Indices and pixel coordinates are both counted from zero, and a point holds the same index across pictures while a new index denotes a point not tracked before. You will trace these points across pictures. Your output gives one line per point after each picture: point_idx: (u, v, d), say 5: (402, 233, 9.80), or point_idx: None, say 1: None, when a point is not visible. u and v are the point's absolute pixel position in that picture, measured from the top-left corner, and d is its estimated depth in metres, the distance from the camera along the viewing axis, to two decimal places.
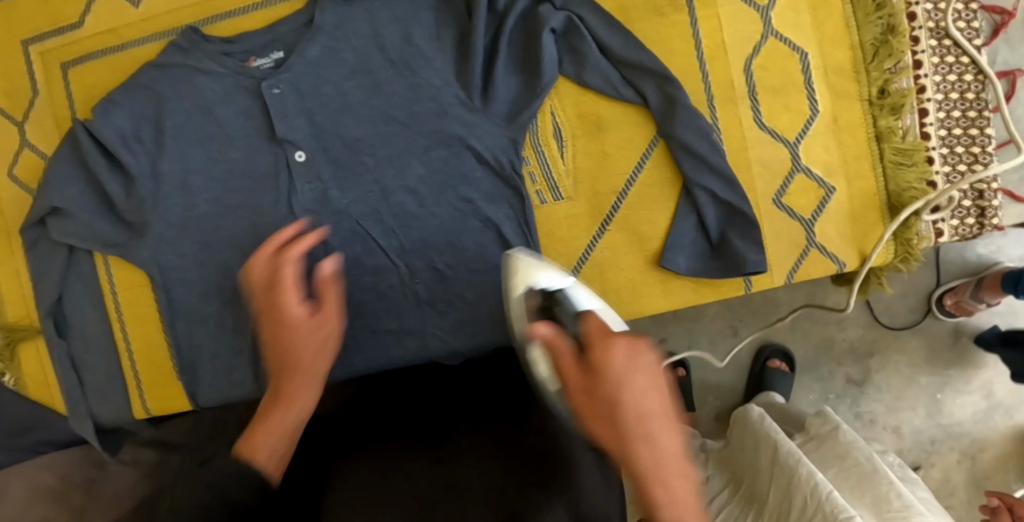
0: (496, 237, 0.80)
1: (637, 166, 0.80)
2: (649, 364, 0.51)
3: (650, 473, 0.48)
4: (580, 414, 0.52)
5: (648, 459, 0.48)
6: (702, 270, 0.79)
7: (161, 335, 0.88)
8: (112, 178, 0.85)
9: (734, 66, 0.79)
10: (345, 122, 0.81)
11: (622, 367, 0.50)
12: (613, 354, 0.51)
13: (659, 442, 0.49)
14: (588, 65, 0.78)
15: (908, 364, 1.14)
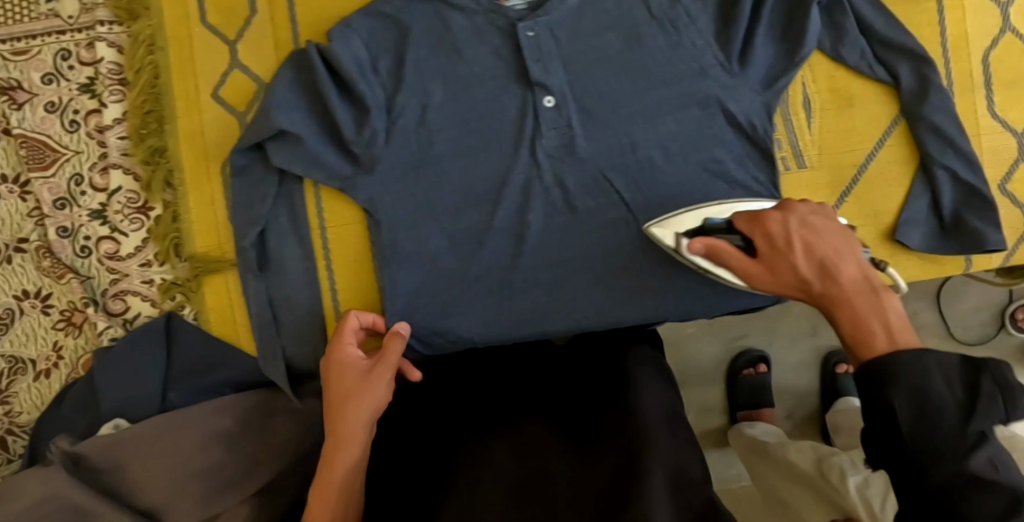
0: (742, 198, 0.82)
1: (879, 143, 0.82)
2: (824, 222, 0.62)
3: (850, 330, 0.56)
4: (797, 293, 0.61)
5: (858, 310, 0.56)
6: (934, 247, 0.82)
7: (375, 275, 0.84)
8: (343, 106, 0.81)
9: (973, 55, 0.83)
10: (599, 73, 0.81)
11: (806, 243, 0.61)
12: (819, 237, 0.61)
13: (853, 303, 0.57)
14: (846, 41, 0.81)
15: None
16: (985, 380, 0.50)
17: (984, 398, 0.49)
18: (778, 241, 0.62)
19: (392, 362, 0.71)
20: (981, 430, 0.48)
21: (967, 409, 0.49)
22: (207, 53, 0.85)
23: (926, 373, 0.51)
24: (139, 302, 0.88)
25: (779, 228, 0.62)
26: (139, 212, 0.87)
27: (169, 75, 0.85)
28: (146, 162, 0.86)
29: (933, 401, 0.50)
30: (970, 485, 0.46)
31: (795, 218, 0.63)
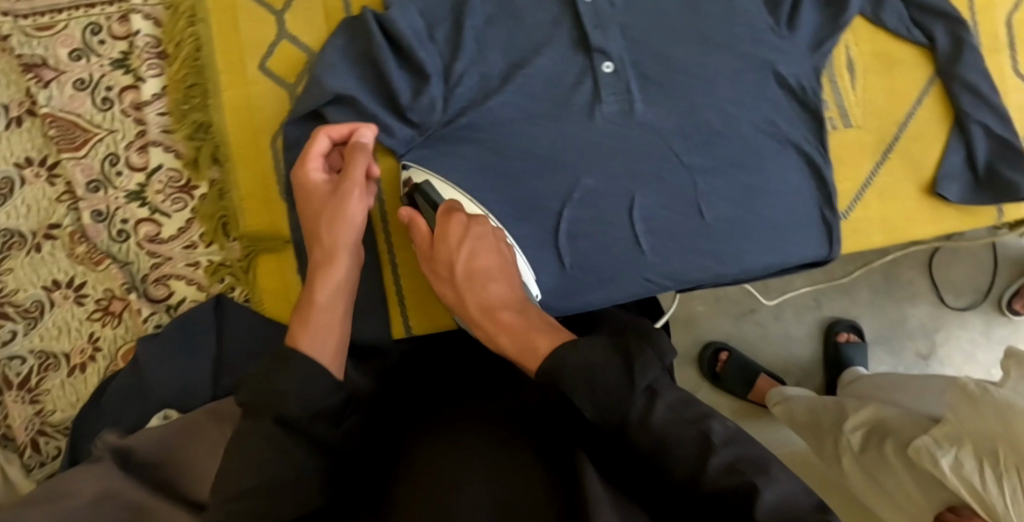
0: (795, 156, 0.84)
1: (916, 102, 0.86)
2: (490, 245, 0.72)
3: (512, 348, 0.65)
4: (455, 305, 0.71)
5: (514, 327, 0.66)
6: (971, 199, 0.87)
7: None
8: (400, 73, 0.79)
9: (999, 19, 0.88)
10: (656, 36, 0.82)
11: (465, 261, 0.70)
12: (479, 255, 0.71)
13: (501, 322, 0.67)
14: (885, 4, 0.84)
15: (969, 340, 1.37)
16: (634, 347, 0.58)
17: (636, 357, 0.58)
18: (449, 238, 0.71)
19: (358, 176, 0.71)
20: (644, 388, 0.57)
21: (632, 369, 0.57)
22: (253, 24, 0.82)
23: (590, 357, 0.58)
24: (184, 287, 0.84)
25: (449, 250, 0.70)
26: (182, 191, 0.84)
27: (212, 47, 0.82)
28: (190, 140, 0.83)
29: (601, 377, 0.57)
30: (660, 435, 0.54)
31: (471, 234, 0.71)
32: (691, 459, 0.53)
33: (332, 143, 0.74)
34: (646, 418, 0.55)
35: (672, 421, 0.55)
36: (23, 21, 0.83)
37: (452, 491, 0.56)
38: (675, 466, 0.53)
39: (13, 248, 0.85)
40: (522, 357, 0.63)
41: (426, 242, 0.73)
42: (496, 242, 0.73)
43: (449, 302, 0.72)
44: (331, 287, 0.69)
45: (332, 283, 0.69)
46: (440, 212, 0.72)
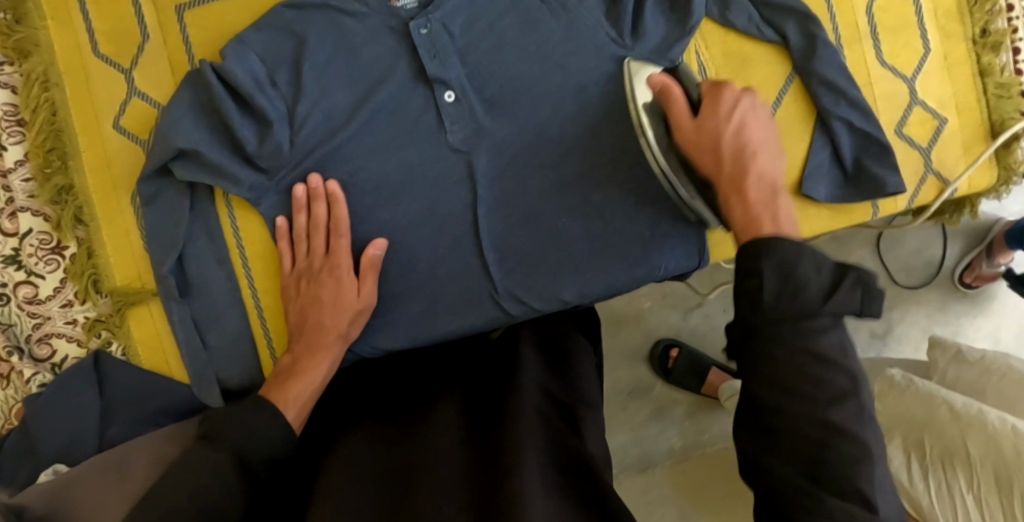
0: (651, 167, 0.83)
1: (776, 102, 0.84)
2: (762, 116, 0.67)
3: (739, 220, 0.63)
4: (712, 178, 0.67)
5: (721, 279, 0.59)
6: (839, 197, 0.85)
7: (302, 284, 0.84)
8: (244, 121, 0.80)
9: (859, 8, 0.85)
10: (498, 60, 0.82)
11: (732, 132, 0.65)
12: (750, 128, 0.65)
13: (744, 197, 0.63)
14: (732, 5, 0.82)
15: (926, 315, 1.35)
16: (851, 283, 0.55)
17: (845, 287, 0.55)
18: (719, 110, 0.66)
19: (301, 222, 0.81)
20: (831, 313, 0.55)
21: (833, 291, 0.55)
22: (103, 83, 0.84)
23: (795, 266, 0.56)
24: (66, 344, 0.86)
25: (718, 123, 0.66)
26: (54, 253, 0.85)
27: (67, 110, 0.84)
28: (54, 202, 0.85)
29: (798, 275, 0.55)
30: (819, 361, 0.53)
31: (743, 106, 0.66)
32: (836, 463, 0.50)
33: (303, 197, 0.80)
34: (810, 320, 0.55)
35: (824, 344, 0.54)
36: None
37: (332, 506, 0.58)
38: (825, 448, 0.51)
39: None
40: (743, 230, 0.62)
41: (343, 280, 0.79)
42: (769, 119, 0.67)
43: (693, 157, 0.68)
44: (293, 369, 0.77)
45: (308, 384, 0.75)
46: (707, 84, 0.67)
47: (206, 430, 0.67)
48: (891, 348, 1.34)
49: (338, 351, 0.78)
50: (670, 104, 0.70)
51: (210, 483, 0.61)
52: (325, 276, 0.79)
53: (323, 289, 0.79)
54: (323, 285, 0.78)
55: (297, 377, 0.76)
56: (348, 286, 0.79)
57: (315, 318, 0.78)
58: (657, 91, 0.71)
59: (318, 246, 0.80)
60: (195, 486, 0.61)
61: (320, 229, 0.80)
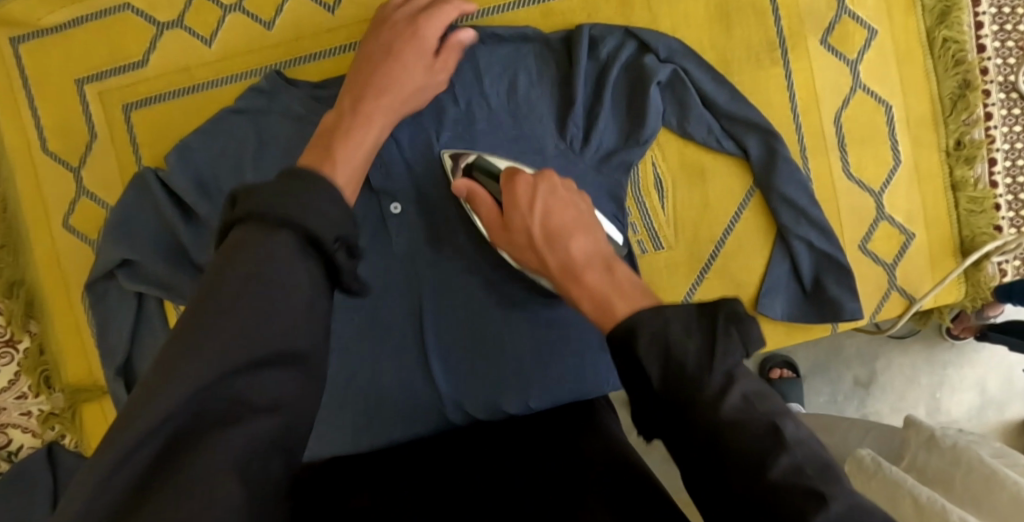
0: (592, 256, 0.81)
1: (735, 215, 0.82)
2: (568, 197, 0.63)
3: (594, 311, 0.52)
4: (537, 269, 0.62)
5: (596, 289, 0.53)
6: (796, 315, 0.83)
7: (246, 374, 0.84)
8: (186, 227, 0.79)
9: (826, 117, 0.82)
10: (443, 169, 0.80)
11: (539, 222, 0.61)
12: (556, 210, 0.62)
13: (586, 281, 0.55)
14: (692, 116, 0.79)
15: (910, 364, 1.13)
16: (721, 321, 0.43)
17: (721, 335, 0.43)
18: (518, 200, 0.63)
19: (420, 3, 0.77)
20: (724, 370, 0.42)
21: (714, 349, 0.42)
22: (52, 180, 0.84)
23: (665, 326, 0.44)
24: (20, 434, 0.87)
25: (523, 216, 0.63)
26: (6, 346, 0.86)
27: (19, 206, 0.84)
28: (6, 297, 0.85)
29: (676, 347, 0.43)
30: (727, 420, 0.40)
31: (538, 189, 0.63)
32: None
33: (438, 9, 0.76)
34: (715, 403, 0.41)
35: (743, 412, 0.41)
36: None
37: None
38: (728, 448, 0.40)
39: None
40: (599, 319, 0.51)
41: (423, 62, 0.74)
42: (569, 192, 0.64)
43: (519, 262, 0.65)
44: (343, 130, 0.65)
45: (365, 145, 0.66)
46: (502, 177, 0.65)
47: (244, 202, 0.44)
48: (876, 397, 1.13)
49: (386, 124, 0.70)
50: (477, 209, 0.68)
51: (336, 209, 0.45)
52: (411, 51, 0.74)
53: (388, 59, 0.73)
54: (388, 62, 0.73)
55: (338, 138, 0.63)
56: (436, 67, 0.75)
57: (400, 60, 0.73)
58: (462, 200, 0.69)
59: (381, 44, 0.74)
60: (325, 205, 0.45)
61: (431, 22, 0.75)
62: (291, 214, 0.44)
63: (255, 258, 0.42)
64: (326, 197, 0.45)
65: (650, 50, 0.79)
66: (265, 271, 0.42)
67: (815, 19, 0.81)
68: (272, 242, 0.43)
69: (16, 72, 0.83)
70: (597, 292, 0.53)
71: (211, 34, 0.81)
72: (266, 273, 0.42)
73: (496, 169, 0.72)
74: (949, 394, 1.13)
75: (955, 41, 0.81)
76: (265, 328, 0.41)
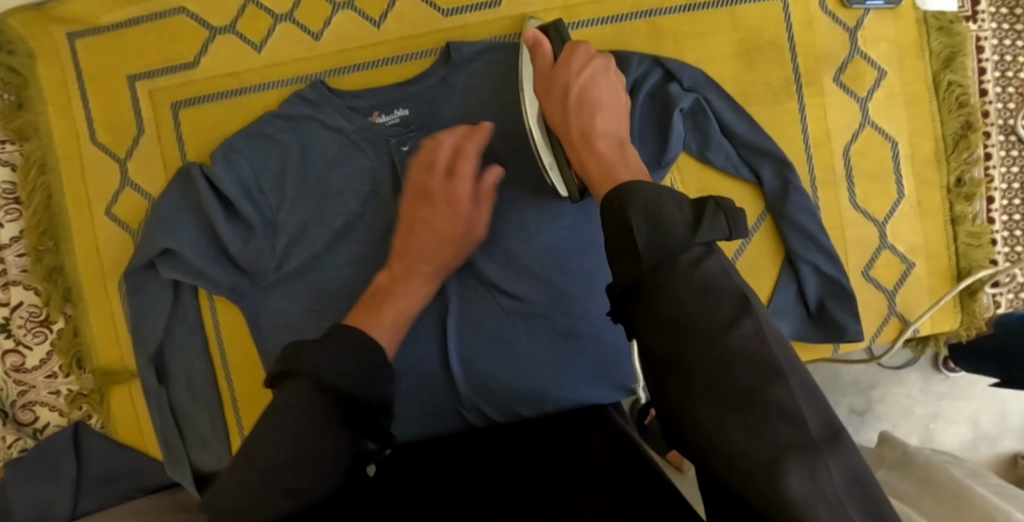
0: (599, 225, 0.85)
1: (746, 238, 0.87)
2: (610, 77, 0.77)
3: (600, 168, 0.67)
4: (558, 124, 0.74)
5: (607, 160, 0.67)
6: (801, 334, 0.87)
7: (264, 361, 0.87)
8: (224, 224, 0.83)
9: (836, 150, 0.87)
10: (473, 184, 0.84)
11: (582, 86, 0.74)
12: (598, 85, 0.75)
13: (600, 153, 0.68)
14: (712, 143, 0.84)
15: (905, 395, 1.10)
16: (712, 206, 0.50)
17: (709, 215, 0.50)
18: (569, 66, 0.75)
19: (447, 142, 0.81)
20: (705, 240, 0.49)
21: (698, 222, 0.49)
22: (98, 171, 0.88)
23: (658, 202, 0.51)
24: (48, 413, 0.91)
25: (569, 77, 0.75)
26: (42, 325, 0.90)
27: (64, 194, 0.88)
28: (43, 280, 0.89)
29: (662, 214, 0.50)
30: (693, 293, 0.47)
31: (594, 63, 0.76)
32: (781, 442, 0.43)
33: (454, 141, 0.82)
34: (726, 332, 0.46)
35: (805, 406, 0.45)
36: None
37: None
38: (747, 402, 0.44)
39: None
40: (602, 180, 0.65)
41: (442, 190, 0.81)
42: (615, 77, 0.78)
43: (551, 126, 0.75)
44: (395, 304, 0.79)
45: (398, 315, 0.78)
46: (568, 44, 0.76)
47: (283, 363, 0.56)
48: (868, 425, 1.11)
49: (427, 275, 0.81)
50: (534, 61, 0.77)
51: (359, 361, 0.58)
52: (435, 205, 0.81)
53: (422, 227, 0.81)
54: (418, 235, 0.81)
55: (372, 305, 0.77)
56: (469, 207, 0.82)
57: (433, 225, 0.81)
58: (529, 45, 0.77)
59: (418, 193, 0.82)
60: (343, 364, 0.57)
61: (454, 137, 0.81)
62: (336, 366, 0.56)
63: (284, 438, 0.52)
64: (358, 358, 0.58)
65: (675, 79, 0.84)
66: (301, 423, 0.53)
67: (829, 59, 0.87)
68: (304, 396, 0.54)
69: (71, 66, 0.87)
70: (602, 164, 0.67)
71: (262, 41, 0.86)
72: (291, 431, 0.52)
73: (566, 34, 0.80)
74: (943, 426, 1.10)
75: (959, 85, 0.87)
76: (280, 461, 0.51)
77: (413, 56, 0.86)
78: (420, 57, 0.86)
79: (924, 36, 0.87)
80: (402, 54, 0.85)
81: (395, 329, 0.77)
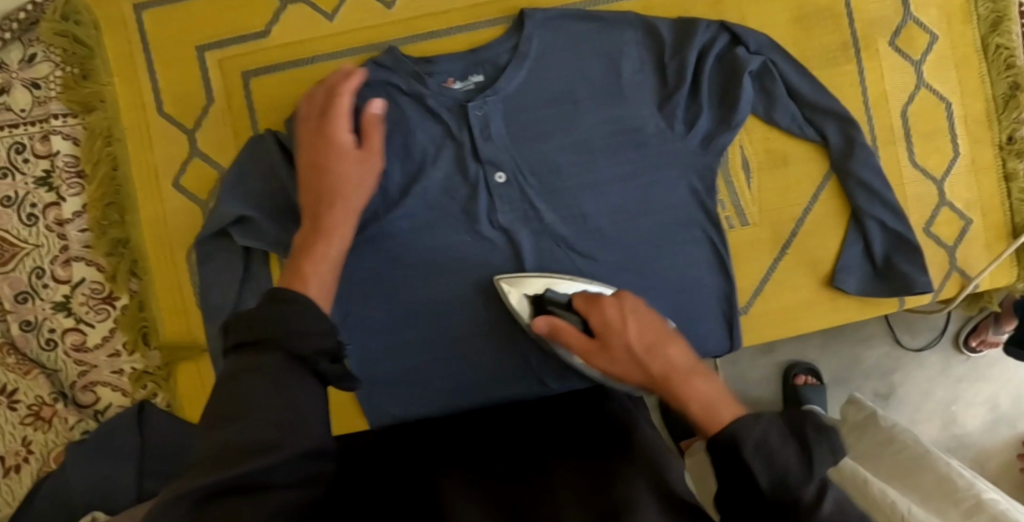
0: (676, 186, 0.86)
1: (813, 197, 0.88)
2: (648, 314, 0.63)
3: (697, 406, 0.55)
4: (643, 386, 0.60)
5: (704, 393, 0.56)
6: (870, 290, 0.89)
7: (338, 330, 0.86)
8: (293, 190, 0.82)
9: (894, 112, 0.90)
10: (549, 147, 0.85)
11: (642, 337, 0.60)
12: (643, 320, 0.62)
13: (699, 384, 0.56)
14: (778, 105, 0.86)
15: (926, 379, 1.16)
16: (815, 433, 0.49)
17: (814, 443, 0.49)
18: (613, 325, 0.62)
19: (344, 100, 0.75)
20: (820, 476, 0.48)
21: (809, 459, 0.48)
22: (165, 142, 0.87)
23: (768, 434, 0.50)
24: (110, 393, 0.89)
25: (620, 335, 0.61)
26: (104, 302, 0.88)
27: (129, 166, 0.86)
28: (106, 253, 0.87)
29: (779, 460, 0.48)
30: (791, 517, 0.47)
31: (623, 301, 0.64)
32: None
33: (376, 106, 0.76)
34: (813, 512, 0.46)
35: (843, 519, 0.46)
36: None
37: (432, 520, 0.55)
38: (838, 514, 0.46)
39: None
40: (701, 418, 0.54)
41: (344, 160, 0.73)
42: (654, 311, 0.63)
43: (614, 375, 0.62)
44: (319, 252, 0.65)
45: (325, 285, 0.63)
46: (590, 305, 0.65)
47: (237, 332, 0.52)
48: (894, 411, 1.16)
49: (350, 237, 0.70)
50: (563, 338, 0.65)
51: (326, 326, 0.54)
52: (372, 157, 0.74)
53: (339, 182, 0.72)
54: (322, 193, 0.71)
55: (310, 259, 0.65)
56: (360, 161, 0.74)
57: (544, 328, 0.66)
58: (552, 330, 0.66)
59: (351, 148, 0.73)
60: (321, 324, 0.53)
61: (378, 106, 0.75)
62: (298, 333, 0.52)
63: (263, 390, 0.50)
64: (317, 316, 0.54)
65: (741, 43, 0.86)
66: (269, 387, 0.50)
67: (883, 24, 0.90)
68: (276, 357, 0.51)
69: (136, 37, 0.86)
70: (691, 404, 0.55)
71: (334, 9, 0.85)
72: (275, 393, 0.50)
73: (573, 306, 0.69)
74: (964, 407, 1.16)
75: (1005, 47, 0.90)
76: (262, 437, 0.48)
77: (486, 23, 0.86)
78: (492, 24, 0.86)
79: (971, 2, 0.90)
80: (475, 22, 0.85)
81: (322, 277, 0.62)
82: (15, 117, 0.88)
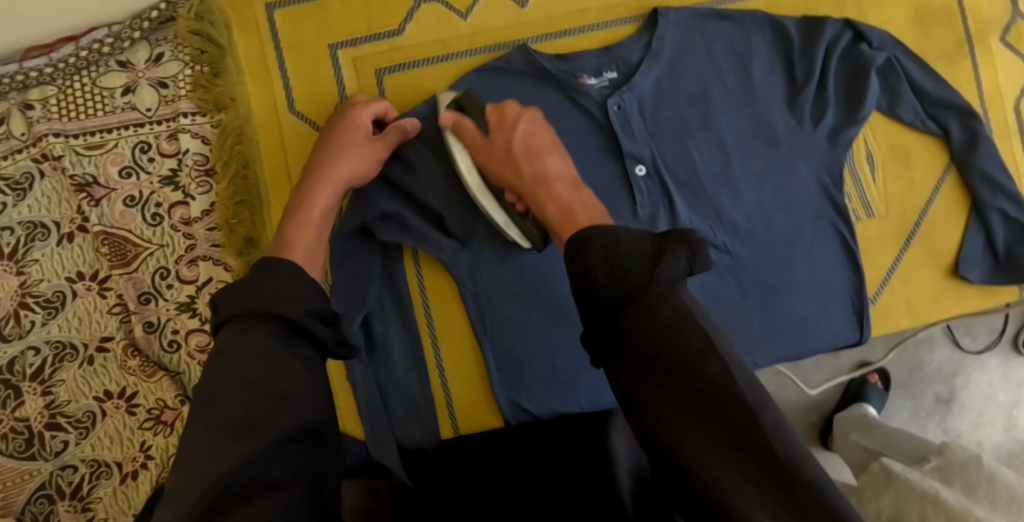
0: (806, 179, 0.87)
1: (935, 190, 0.90)
2: (546, 130, 0.77)
3: (560, 215, 0.67)
4: (513, 184, 0.75)
5: (564, 200, 0.69)
6: (992, 279, 0.90)
7: (472, 324, 0.86)
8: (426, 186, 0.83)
9: (1007, 106, 0.92)
10: (682, 144, 0.86)
11: (524, 139, 0.75)
12: (537, 135, 0.76)
13: (555, 190, 0.70)
14: (901, 100, 0.88)
15: (987, 383, 1.13)
16: (673, 238, 0.55)
17: (670, 251, 0.54)
18: (506, 125, 0.76)
19: (511, 116, 0.77)
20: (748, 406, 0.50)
21: (659, 256, 0.54)
22: (298, 140, 0.87)
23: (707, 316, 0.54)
24: None
25: (505, 136, 0.76)
26: None
27: (259, 168, 0.87)
28: (238, 253, 0.87)
29: (622, 251, 0.55)
30: (691, 357, 0.51)
31: (525, 117, 0.77)
32: (695, 349, 0.51)
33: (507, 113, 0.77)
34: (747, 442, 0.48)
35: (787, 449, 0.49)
36: (73, 140, 0.87)
37: None
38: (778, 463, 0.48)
39: (65, 359, 0.87)
40: (563, 220, 0.67)
41: (363, 142, 0.80)
42: (553, 129, 0.78)
43: (505, 189, 0.76)
44: (491, 156, 0.76)
45: (306, 218, 0.76)
46: (491, 107, 0.78)
47: (224, 305, 0.58)
48: (956, 415, 1.13)
49: (342, 192, 0.79)
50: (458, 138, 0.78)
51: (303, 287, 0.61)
52: (522, 137, 0.76)
53: (485, 157, 0.76)
54: (494, 165, 0.76)
55: (296, 225, 0.76)
56: (375, 145, 0.80)
57: (494, 170, 0.76)
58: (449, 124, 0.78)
59: (478, 138, 0.77)
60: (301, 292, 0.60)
61: (519, 117, 0.76)
62: (282, 289, 0.59)
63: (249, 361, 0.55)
64: (296, 282, 0.61)
65: (864, 40, 0.88)
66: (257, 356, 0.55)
67: (995, 21, 0.92)
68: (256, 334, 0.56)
69: (268, 37, 0.86)
70: (553, 206, 0.69)
71: (467, 9, 0.87)
72: (267, 370, 0.55)
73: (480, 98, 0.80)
74: None
75: None
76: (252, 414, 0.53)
77: (618, 22, 0.88)
78: (623, 23, 0.88)
79: None
80: (607, 21, 0.88)
81: (306, 247, 0.74)
82: (141, 116, 0.88)
